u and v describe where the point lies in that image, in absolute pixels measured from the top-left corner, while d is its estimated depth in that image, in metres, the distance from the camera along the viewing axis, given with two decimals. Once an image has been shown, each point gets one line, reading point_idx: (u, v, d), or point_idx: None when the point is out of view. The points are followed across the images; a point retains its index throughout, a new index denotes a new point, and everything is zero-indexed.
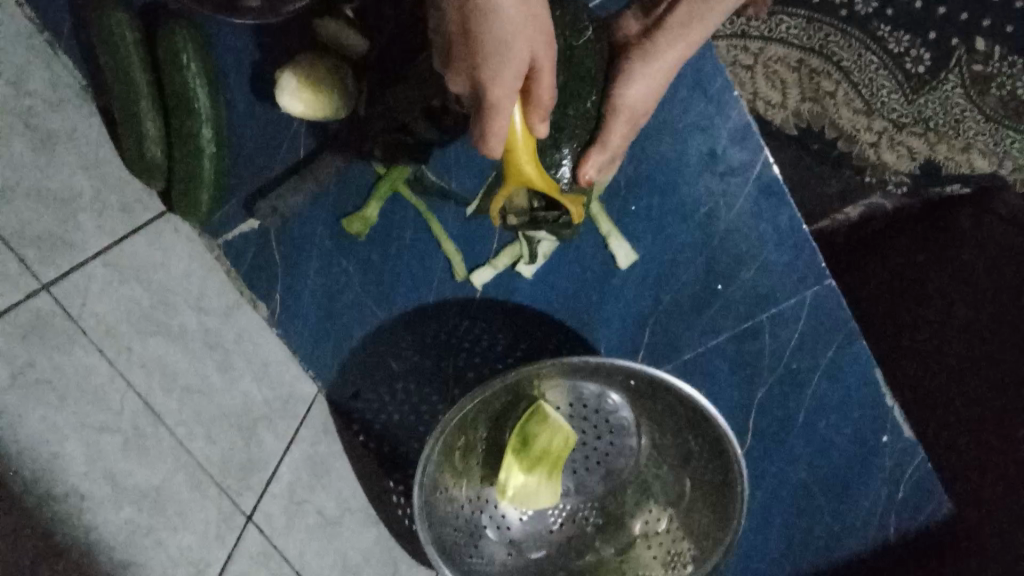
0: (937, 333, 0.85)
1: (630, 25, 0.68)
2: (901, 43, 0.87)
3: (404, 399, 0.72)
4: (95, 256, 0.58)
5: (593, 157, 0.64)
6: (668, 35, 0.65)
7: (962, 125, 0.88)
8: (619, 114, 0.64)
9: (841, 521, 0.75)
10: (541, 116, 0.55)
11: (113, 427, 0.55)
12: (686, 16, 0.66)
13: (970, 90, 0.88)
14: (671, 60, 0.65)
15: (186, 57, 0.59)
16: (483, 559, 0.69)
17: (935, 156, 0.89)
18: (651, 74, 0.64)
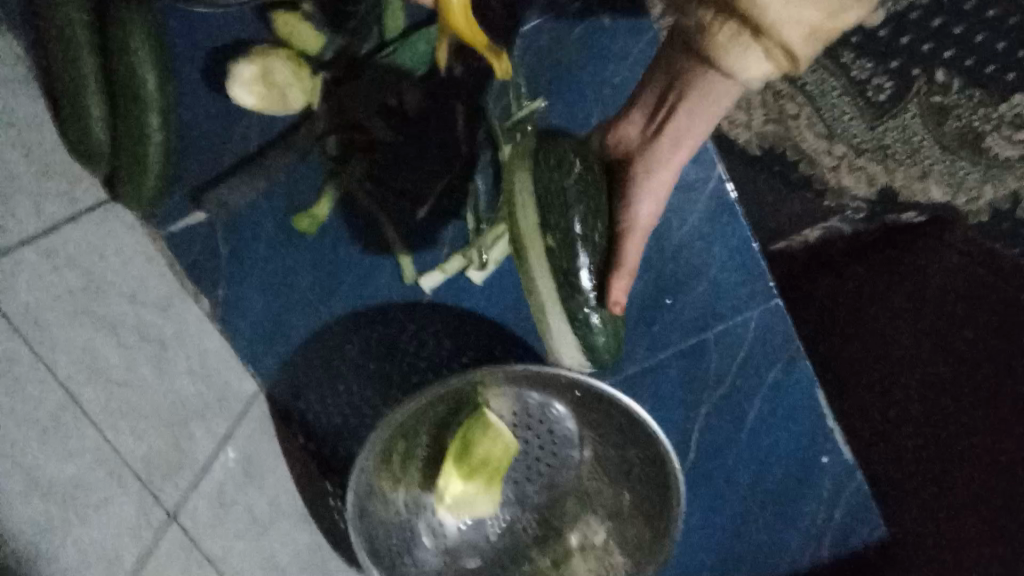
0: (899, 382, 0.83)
1: (629, 129, 0.61)
2: (864, 71, 0.86)
3: (347, 400, 0.72)
4: (25, 241, 0.55)
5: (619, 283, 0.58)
6: (661, 153, 0.60)
7: (918, 155, 0.88)
8: (629, 238, 0.59)
9: (772, 539, 0.76)
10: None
11: (31, 417, 0.52)
12: (685, 127, 0.59)
13: (927, 120, 0.87)
14: (666, 182, 0.61)
15: (138, 44, 0.56)
16: (416, 563, 0.70)
17: (893, 183, 0.90)
18: (653, 193, 0.60)
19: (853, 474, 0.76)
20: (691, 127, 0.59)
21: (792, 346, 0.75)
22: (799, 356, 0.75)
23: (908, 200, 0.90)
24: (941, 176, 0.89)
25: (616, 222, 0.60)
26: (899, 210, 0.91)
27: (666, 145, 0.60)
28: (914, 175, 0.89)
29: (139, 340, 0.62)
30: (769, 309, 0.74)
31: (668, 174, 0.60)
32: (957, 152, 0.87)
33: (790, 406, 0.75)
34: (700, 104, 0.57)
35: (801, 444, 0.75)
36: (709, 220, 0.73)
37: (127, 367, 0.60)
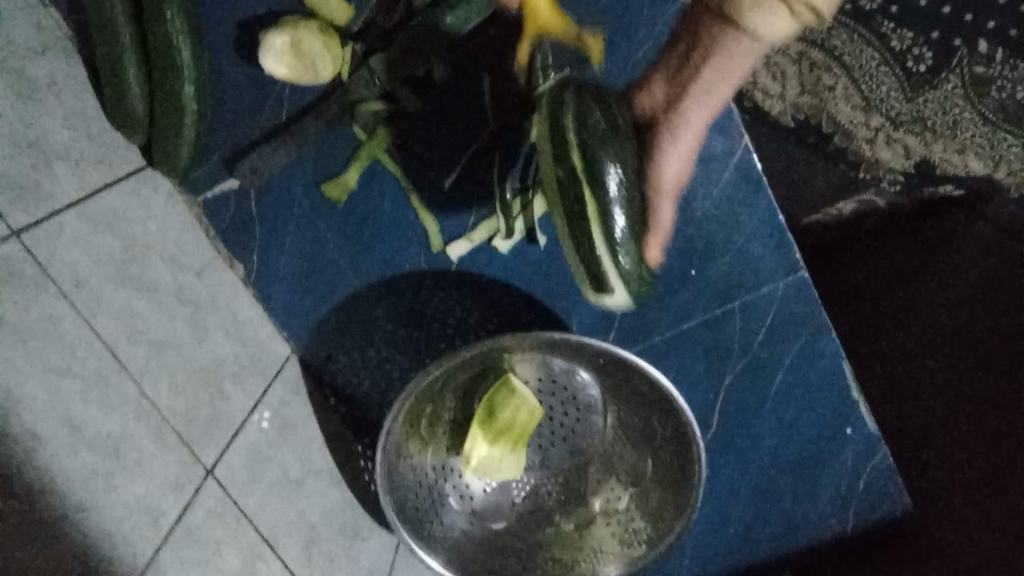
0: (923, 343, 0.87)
1: (655, 92, 0.63)
2: (904, 41, 0.86)
3: (376, 365, 0.74)
4: (68, 206, 0.57)
5: (654, 243, 0.62)
6: (689, 106, 0.60)
7: (958, 126, 0.88)
8: (661, 198, 0.62)
9: (797, 506, 0.77)
10: None
11: (76, 372, 0.54)
12: (709, 82, 0.60)
13: (970, 91, 0.86)
14: (694, 138, 0.62)
15: (172, 12, 0.58)
16: (444, 527, 0.71)
17: (931, 155, 0.89)
18: (680, 153, 0.62)
19: (876, 449, 0.76)
20: (716, 83, 0.60)
21: (814, 319, 0.74)
22: (826, 327, 0.75)
23: (948, 172, 0.90)
24: (981, 150, 0.88)
25: (647, 178, 0.62)
26: (937, 182, 0.90)
27: (694, 94, 0.60)
28: (954, 147, 0.89)
29: (177, 302, 0.64)
30: (795, 278, 0.74)
31: (699, 128, 0.61)
32: (1001, 124, 0.87)
33: (816, 377, 0.75)
34: (721, 65, 0.58)
35: (828, 414, 0.76)
36: (733, 192, 0.73)
37: (167, 329, 0.62)
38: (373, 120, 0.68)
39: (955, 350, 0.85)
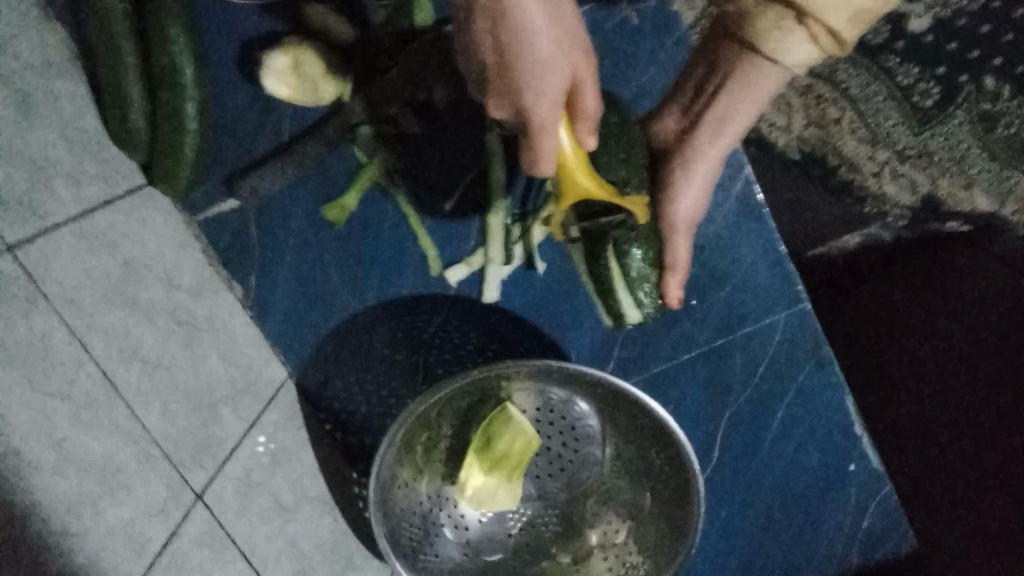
0: (928, 381, 0.86)
1: (667, 123, 0.67)
2: (910, 75, 0.88)
3: (373, 393, 0.72)
4: (64, 224, 0.57)
5: (670, 280, 0.68)
6: (705, 140, 0.65)
7: (966, 162, 0.89)
8: (673, 236, 0.67)
9: (798, 545, 0.75)
10: (589, 130, 0.55)
11: (64, 394, 0.53)
12: (726, 117, 0.64)
13: (976, 126, 0.89)
14: (711, 168, 0.66)
15: (175, 32, 0.59)
16: (437, 557, 0.69)
17: (936, 190, 0.90)
18: (696, 187, 0.66)
19: (883, 485, 0.75)
20: (733, 116, 0.63)
21: (818, 352, 0.74)
22: (827, 361, 0.74)
23: (954, 209, 0.90)
24: (988, 185, 0.89)
25: (659, 216, 0.67)
26: (942, 219, 0.90)
27: (708, 128, 0.64)
28: (959, 183, 0.89)
29: (171, 323, 0.63)
30: (797, 310, 0.73)
31: (715, 157, 0.65)
32: (1006, 161, 0.89)
33: (817, 411, 0.74)
34: (740, 96, 0.62)
35: (829, 450, 0.75)
36: (736, 223, 0.73)
37: (162, 350, 0.62)
38: (372, 144, 0.69)
39: (958, 386, 0.85)
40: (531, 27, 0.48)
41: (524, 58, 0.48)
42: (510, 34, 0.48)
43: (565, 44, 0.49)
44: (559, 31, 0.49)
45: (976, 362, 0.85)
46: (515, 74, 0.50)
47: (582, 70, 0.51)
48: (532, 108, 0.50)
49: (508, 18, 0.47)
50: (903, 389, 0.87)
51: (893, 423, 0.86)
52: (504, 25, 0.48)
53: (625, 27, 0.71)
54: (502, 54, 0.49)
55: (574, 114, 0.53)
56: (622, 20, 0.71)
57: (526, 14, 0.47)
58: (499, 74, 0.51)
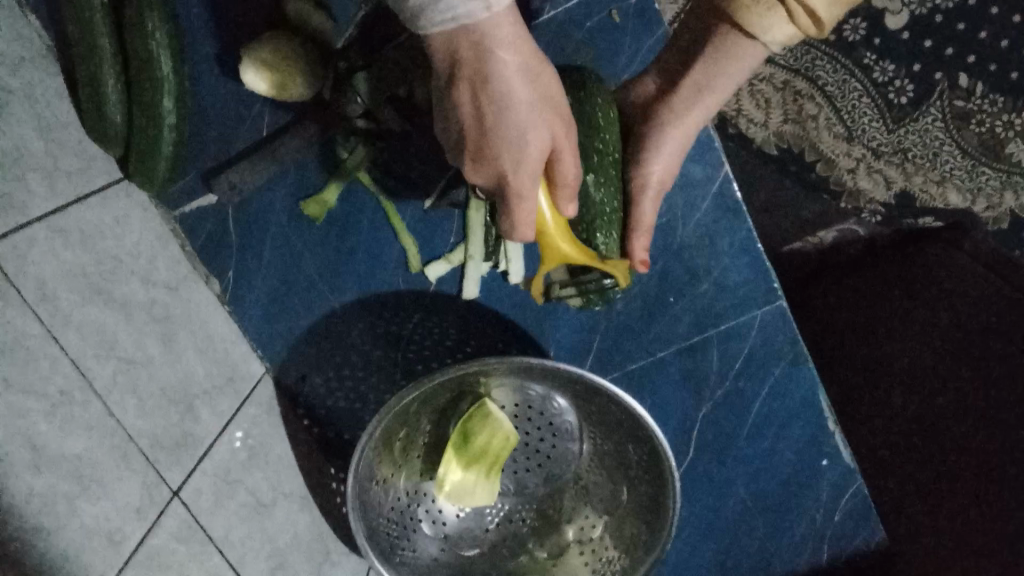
0: (899, 372, 0.87)
1: (645, 89, 0.67)
2: (886, 73, 0.90)
3: (350, 387, 0.73)
4: (39, 219, 0.56)
5: (637, 241, 0.65)
6: (686, 104, 0.64)
7: (938, 159, 0.92)
8: (647, 196, 0.65)
9: (771, 537, 0.76)
10: (568, 197, 0.56)
11: (40, 391, 0.52)
12: (706, 82, 0.64)
13: (948, 125, 0.91)
14: (686, 136, 0.65)
15: (152, 24, 0.58)
16: (414, 552, 0.70)
17: (910, 187, 0.93)
18: (670, 152, 0.65)
19: (854, 480, 0.76)
20: (714, 83, 0.64)
21: (793, 350, 0.75)
22: (801, 358, 0.75)
23: (925, 206, 0.94)
24: (960, 182, 0.92)
25: (632, 176, 0.66)
26: (915, 214, 0.94)
27: (690, 91, 0.65)
28: (932, 180, 0.93)
29: (148, 319, 0.63)
30: (774, 308, 0.74)
31: (692, 124, 0.65)
32: (980, 158, 0.91)
33: (790, 407, 0.76)
34: (724, 64, 0.63)
35: (803, 444, 0.76)
36: (715, 221, 0.74)
37: (138, 347, 0.61)
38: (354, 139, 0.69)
39: (931, 379, 0.85)
40: (512, 105, 0.49)
41: (504, 126, 0.50)
42: (489, 104, 0.49)
43: (547, 117, 0.51)
44: (540, 103, 0.51)
45: (947, 354, 0.85)
46: (494, 144, 0.51)
47: (560, 136, 0.52)
48: (510, 176, 0.51)
49: (494, 92, 0.49)
50: (879, 386, 0.88)
51: (871, 422, 0.87)
52: (484, 97, 0.49)
53: (606, 23, 0.71)
54: (483, 125, 0.50)
55: (553, 184, 0.55)
56: (604, 16, 0.71)
57: (506, 77, 0.48)
58: (481, 145, 0.51)
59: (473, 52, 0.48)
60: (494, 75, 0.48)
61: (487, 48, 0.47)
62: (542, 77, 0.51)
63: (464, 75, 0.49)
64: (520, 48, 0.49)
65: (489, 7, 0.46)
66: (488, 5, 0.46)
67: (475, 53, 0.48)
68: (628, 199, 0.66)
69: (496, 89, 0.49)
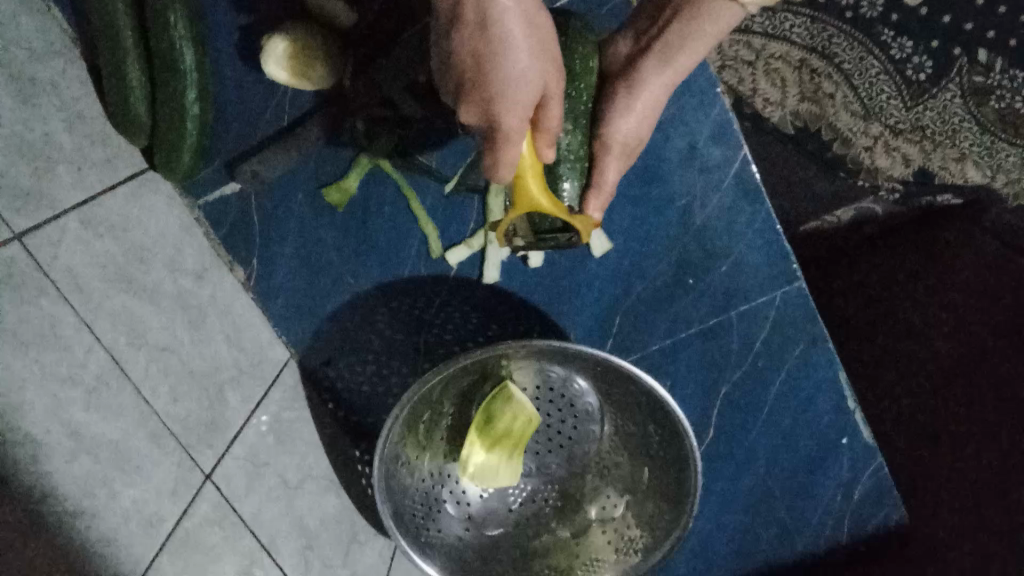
0: (914, 341, 0.89)
1: (619, 50, 0.66)
2: (904, 49, 0.89)
3: (374, 371, 0.74)
4: (70, 211, 0.57)
5: (593, 199, 0.63)
6: (654, 65, 0.63)
7: (957, 135, 0.91)
8: (608, 156, 0.64)
9: (793, 514, 0.77)
10: (548, 142, 0.56)
11: (77, 378, 0.54)
12: (677, 43, 0.62)
13: (969, 100, 0.90)
14: (656, 97, 0.64)
15: (174, 18, 0.59)
16: (440, 532, 0.71)
17: (930, 164, 0.94)
18: (638, 112, 0.63)
19: (873, 459, 0.77)
20: (686, 44, 0.62)
21: (814, 330, 0.75)
22: (822, 338, 0.75)
23: (945, 183, 0.94)
24: (979, 158, 0.92)
25: (597, 134, 0.64)
26: (935, 191, 0.95)
27: (659, 53, 0.63)
28: (953, 156, 0.93)
29: (177, 307, 0.64)
30: (793, 289, 0.74)
31: (661, 84, 0.63)
32: (998, 132, 0.91)
33: (810, 386, 0.76)
34: (696, 24, 0.61)
35: (825, 425, 0.76)
36: (735, 203, 0.74)
37: (168, 333, 0.62)
38: (373, 126, 0.68)
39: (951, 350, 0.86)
40: (508, 48, 0.49)
41: (499, 68, 0.50)
42: (489, 44, 0.49)
43: (542, 61, 0.51)
44: (537, 48, 0.51)
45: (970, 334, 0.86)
46: (490, 82, 0.51)
47: (550, 79, 0.52)
48: (500, 116, 0.51)
49: (494, 33, 0.49)
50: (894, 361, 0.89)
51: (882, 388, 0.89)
52: (483, 39, 0.49)
53: (623, 7, 0.71)
54: (481, 65, 0.50)
55: (538, 125, 0.55)
56: (623, 0, 0.71)
57: (506, 20, 0.49)
58: (476, 82, 0.51)
59: None
60: (495, 18, 0.49)
61: None
62: (538, 17, 0.51)
63: (467, 16, 0.49)
64: None
65: None
66: None
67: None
68: (592, 159, 0.65)
69: (497, 29, 0.49)
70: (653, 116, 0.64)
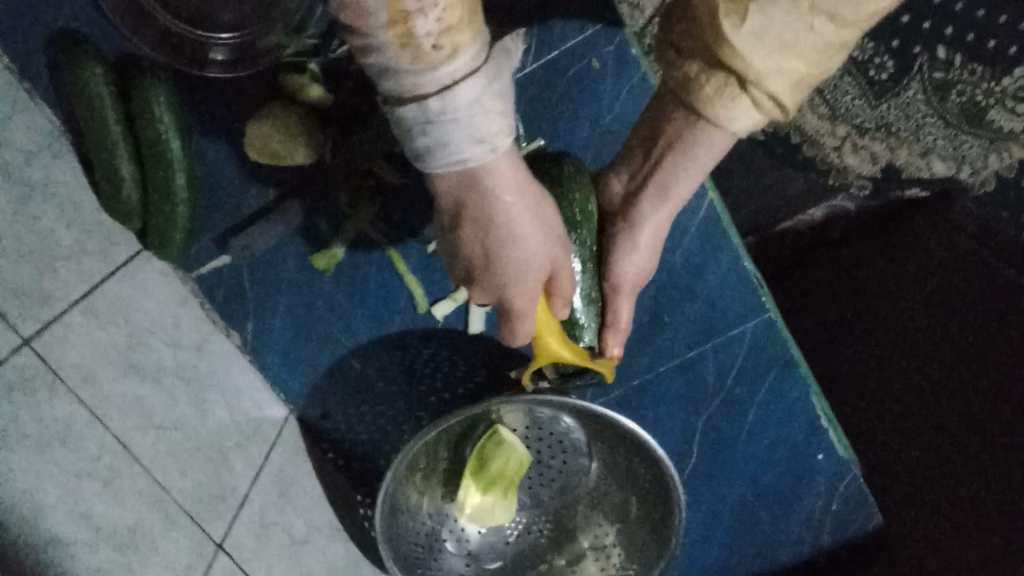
0: (897, 335, 0.93)
1: (614, 187, 0.67)
2: (865, 52, 0.95)
3: (371, 421, 0.77)
4: (72, 305, 0.61)
5: (611, 336, 0.68)
6: (651, 207, 0.64)
7: (922, 130, 0.96)
8: (619, 295, 0.67)
9: (775, 528, 0.82)
10: (562, 303, 0.59)
11: (89, 471, 0.57)
12: (670, 182, 0.62)
13: (931, 97, 0.95)
14: (656, 233, 0.65)
15: (161, 110, 0.63)
16: (443, 570, 0.76)
17: (895, 160, 0.97)
18: (640, 251, 0.65)
19: (845, 472, 0.81)
20: (677, 181, 0.62)
21: (782, 359, 0.79)
22: (792, 364, 0.80)
23: (912, 176, 0.97)
24: (943, 151, 0.96)
25: (607, 275, 0.67)
26: (901, 186, 0.98)
27: (655, 192, 0.63)
28: (917, 151, 0.96)
29: (179, 382, 0.68)
30: (762, 321, 0.79)
31: (660, 222, 0.64)
32: (960, 126, 0.95)
33: (785, 410, 0.80)
34: (688, 162, 0.60)
35: (798, 445, 0.81)
36: (703, 242, 0.77)
37: (171, 410, 0.66)
38: (356, 195, 0.71)
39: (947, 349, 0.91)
40: (517, 243, 0.51)
41: (509, 262, 0.51)
42: (497, 241, 0.51)
43: (548, 243, 0.53)
44: (544, 235, 0.53)
45: (946, 322, 0.91)
46: (503, 276, 0.52)
47: (557, 258, 0.55)
48: (515, 302, 0.54)
49: (499, 232, 0.50)
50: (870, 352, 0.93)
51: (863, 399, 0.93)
52: (490, 236, 0.51)
53: (586, 70, 0.72)
54: (489, 260, 0.52)
55: (550, 295, 0.58)
56: (584, 64, 0.72)
57: (510, 218, 0.50)
58: (485, 274, 0.53)
59: (479, 194, 0.49)
60: (501, 220, 0.50)
61: (491, 192, 0.49)
62: (542, 205, 0.53)
63: (469, 216, 0.50)
64: (519, 184, 0.50)
65: (494, 149, 0.46)
66: (494, 148, 0.46)
67: (480, 199, 0.49)
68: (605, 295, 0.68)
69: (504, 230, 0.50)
70: (655, 250, 0.66)
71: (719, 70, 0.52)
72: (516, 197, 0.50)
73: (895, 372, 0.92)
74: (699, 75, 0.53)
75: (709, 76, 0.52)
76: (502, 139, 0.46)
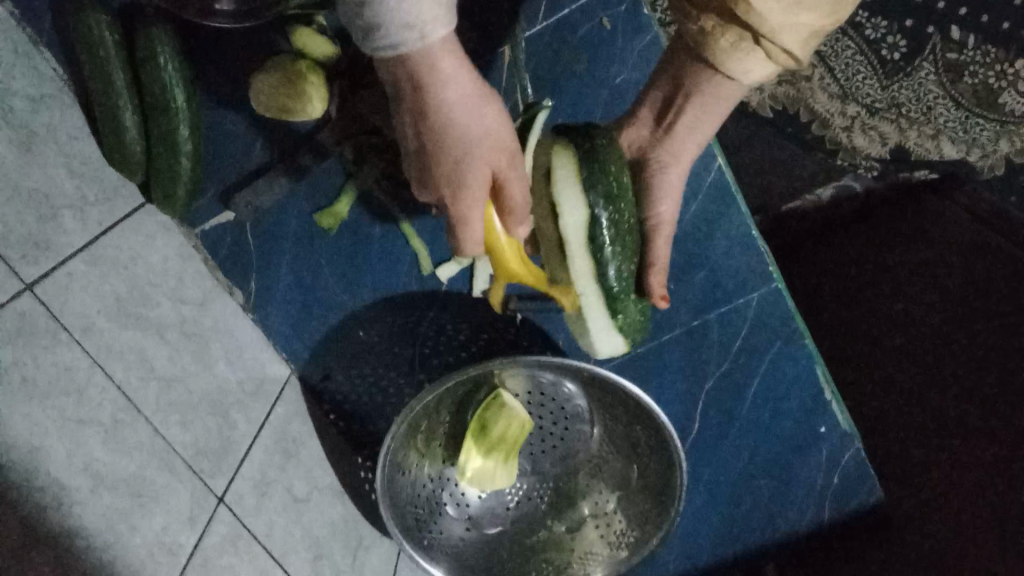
0: (908, 312, 0.91)
1: (640, 129, 0.67)
2: (878, 30, 0.98)
3: (372, 382, 0.78)
4: (77, 253, 0.60)
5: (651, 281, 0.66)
6: (674, 146, 0.65)
7: (933, 112, 0.99)
8: (656, 237, 0.66)
9: (777, 500, 0.81)
10: (518, 221, 0.56)
11: (93, 419, 0.57)
12: (690, 124, 0.63)
13: (942, 77, 0.99)
14: (682, 174, 0.66)
15: (165, 59, 0.61)
16: (443, 534, 0.76)
17: (905, 141, 1.00)
18: (671, 191, 0.66)
19: (848, 445, 0.80)
20: (698, 122, 0.63)
21: (787, 329, 0.79)
22: (800, 334, 0.79)
23: (921, 158, 1.00)
24: (953, 134, 1.00)
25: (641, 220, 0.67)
26: (913, 167, 1.00)
27: (677, 134, 0.64)
28: (928, 133, 1.00)
29: (182, 336, 0.68)
30: (770, 290, 0.78)
31: (685, 161, 0.65)
32: (973, 107, 0.99)
33: (792, 380, 0.80)
34: (703, 103, 0.62)
35: (801, 416, 0.80)
36: (712, 209, 0.77)
37: (174, 363, 0.66)
38: (362, 151, 0.71)
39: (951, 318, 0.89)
40: (455, 138, 0.50)
41: (445, 159, 0.51)
42: (426, 135, 0.51)
43: (487, 138, 0.51)
44: (486, 135, 0.51)
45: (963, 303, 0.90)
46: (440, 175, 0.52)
47: (500, 164, 0.52)
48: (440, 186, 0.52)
49: (433, 122, 0.49)
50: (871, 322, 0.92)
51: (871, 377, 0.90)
52: (423, 123, 0.50)
53: (597, 29, 0.72)
54: (425, 148, 0.52)
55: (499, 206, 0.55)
56: (595, 22, 0.72)
57: (446, 103, 0.49)
58: (427, 173, 0.53)
59: (411, 83, 0.48)
60: (434, 109, 0.49)
61: (423, 85, 0.48)
62: (485, 101, 0.51)
63: (407, 104, 0.50)
64: (462, 80, 0.49)
65: (423, 38, 0.45)
66: (422, 36, 0.45)
67: (416, 94, 0.49)
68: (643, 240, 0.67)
69: (441, 126, 0.50)
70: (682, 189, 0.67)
71: (735, 25, 0.52)
72: (456, 92, 0.49)
73: (899, 338, 0.90)
74: (715, 29, 0.54)
75: (725, 30, 0.53)
76: (440, 25, 0.45)
